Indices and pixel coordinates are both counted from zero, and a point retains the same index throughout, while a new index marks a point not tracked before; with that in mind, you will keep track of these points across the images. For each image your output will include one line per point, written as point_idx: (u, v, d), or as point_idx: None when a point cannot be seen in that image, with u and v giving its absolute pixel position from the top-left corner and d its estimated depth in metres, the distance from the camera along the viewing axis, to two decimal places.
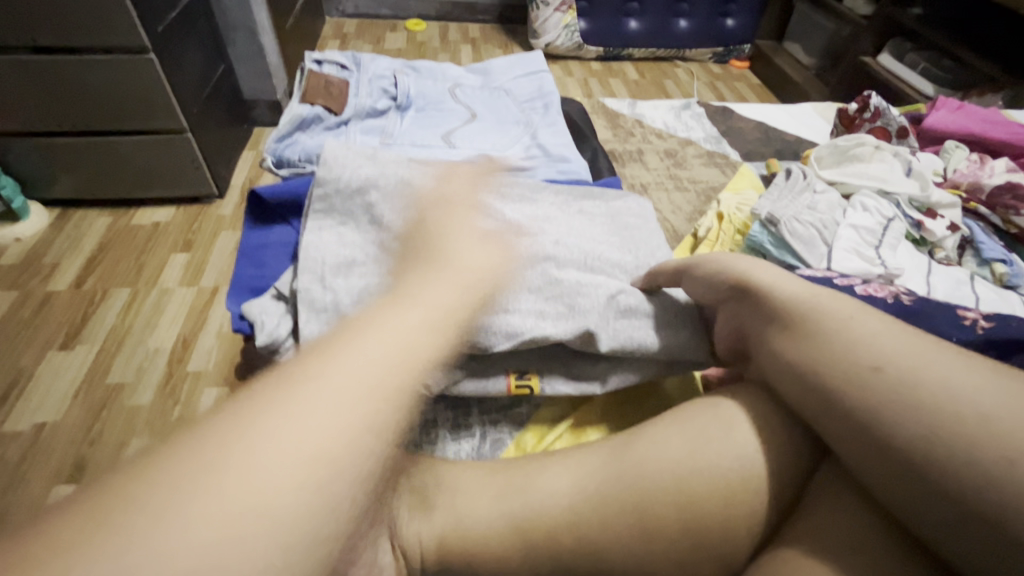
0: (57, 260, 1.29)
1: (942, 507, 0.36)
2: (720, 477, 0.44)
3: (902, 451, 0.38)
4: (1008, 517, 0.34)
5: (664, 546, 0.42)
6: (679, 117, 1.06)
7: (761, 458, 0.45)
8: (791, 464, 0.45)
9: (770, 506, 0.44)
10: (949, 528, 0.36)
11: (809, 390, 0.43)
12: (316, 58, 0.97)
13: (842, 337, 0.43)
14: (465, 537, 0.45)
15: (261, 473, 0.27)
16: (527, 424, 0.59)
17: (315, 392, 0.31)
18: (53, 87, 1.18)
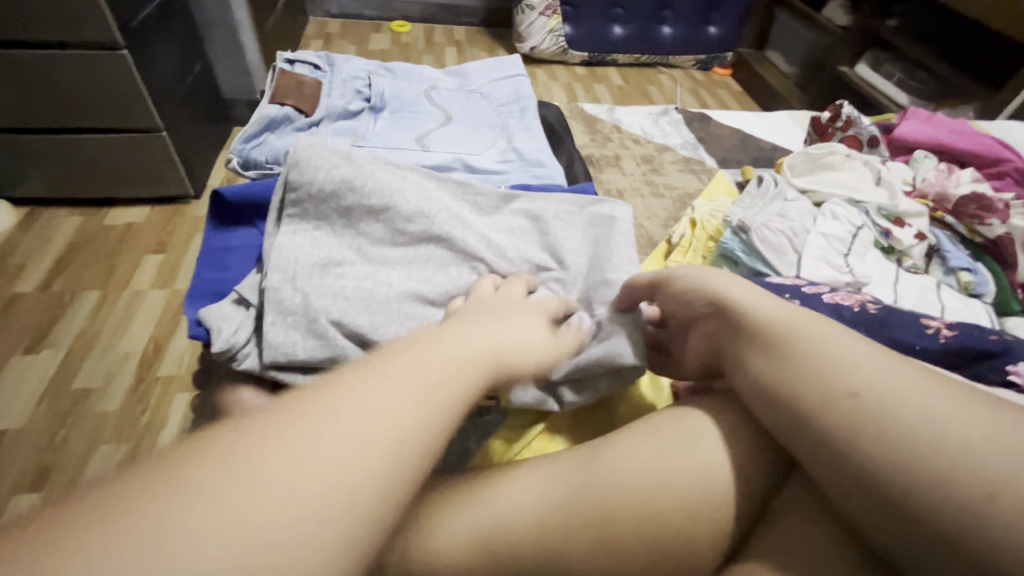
0: (23, 261, 1.25)
1: (919, 538, 0.35)
2: (686, 490, 0.43)
3: (879, 480, 0.37)
4: (980, 546, 0.33)
5: (631, 558, 0.42)
6: (657, 123, 1.06)
7: (727, 470, 0.45)
8: (758, 477, 0.45)
9: (736, 520, 0.44)
10: (925, 558, 0.35)
11: (782, 415, 0.42)
12: (288, 58, 0.95)
13: (820, 361, 0.42)
14: (424, 552, 0.43)
15: (274, 487, 0.28)
16: (495, 433, 0.58)
17: (326, 416, 0.32)
18: (22, 82, 1.14)
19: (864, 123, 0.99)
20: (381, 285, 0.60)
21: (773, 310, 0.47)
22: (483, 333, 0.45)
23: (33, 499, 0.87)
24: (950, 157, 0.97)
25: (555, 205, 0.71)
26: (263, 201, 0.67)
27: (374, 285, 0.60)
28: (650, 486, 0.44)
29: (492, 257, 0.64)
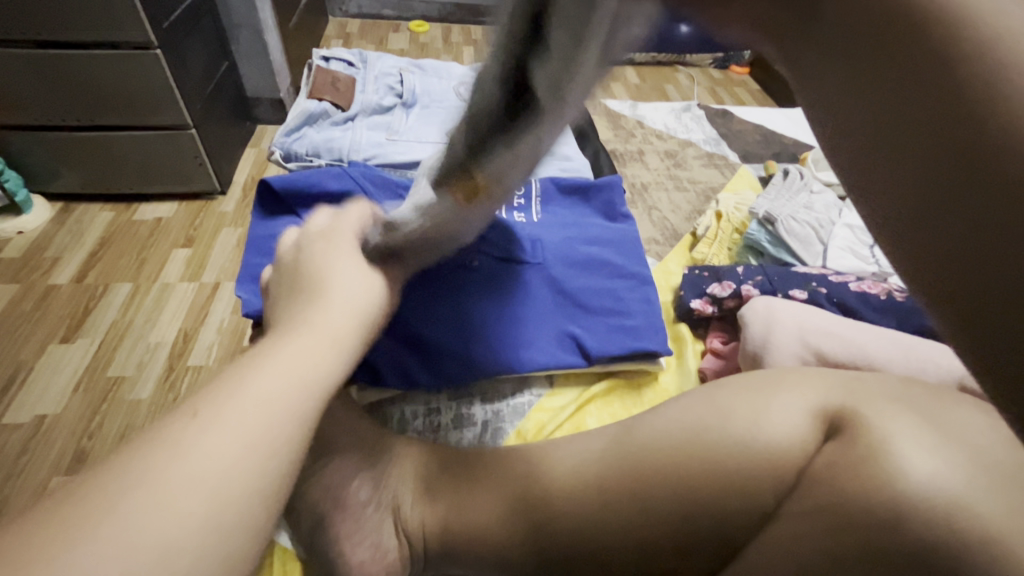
0: (59, 254, 1.29)
1: None
2: (717, 462, 0.45)
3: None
4: None
5: (653, 523, 0.45)
6: (680, 119, 1.08)
7: (757, 443, 0.46)
8: (791, 446, 0.45)
9: (767, 488, 0.44)
10: None
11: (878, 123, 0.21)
12: (323, 55, 0.98)
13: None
14: (464, 523, 0.47)
15: (183, 480, 0.30)
16: (528, 413, 0.59)
17: (200, 453, 0.31)
18: (58, 81, 1.19)
19: None
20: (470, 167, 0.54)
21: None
22: (333, 312, 0.44)
23: None
24: None
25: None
26: (307, 191, 0.69)
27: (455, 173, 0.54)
28: (679, 459, 0.46)
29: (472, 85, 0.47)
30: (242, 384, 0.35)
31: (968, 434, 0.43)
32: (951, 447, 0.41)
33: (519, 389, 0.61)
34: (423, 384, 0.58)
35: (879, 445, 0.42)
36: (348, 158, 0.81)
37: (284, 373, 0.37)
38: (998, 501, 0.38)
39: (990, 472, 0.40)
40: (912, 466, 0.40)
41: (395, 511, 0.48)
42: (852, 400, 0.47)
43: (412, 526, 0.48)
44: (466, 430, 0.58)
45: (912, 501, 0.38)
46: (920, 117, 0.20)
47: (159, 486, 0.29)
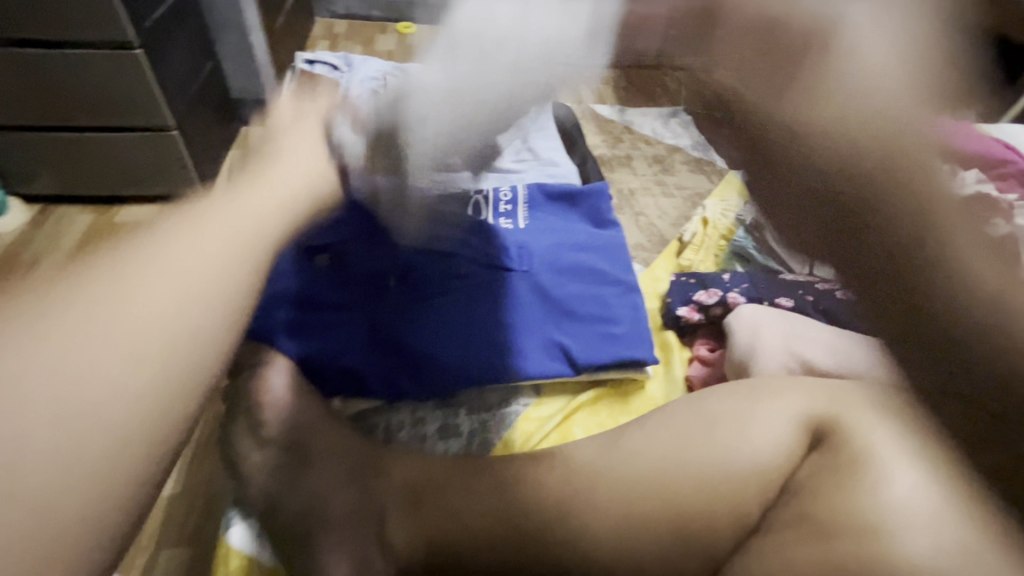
0: (36, 257, 1.26)
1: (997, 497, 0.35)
2: (704, 475, 0.45)
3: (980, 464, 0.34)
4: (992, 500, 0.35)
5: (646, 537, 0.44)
6: (667, 124, 1.08)
7: (744, 457, 0.46)
8: (778, 460, 0.46)
9: (754, 501, 0.45)
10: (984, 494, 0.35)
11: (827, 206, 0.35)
12: (307, 58, 0.97)
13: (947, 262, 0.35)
14: (449, 537, 0.46)
15: (109, 334, 0.32)
16: (515, 423, 0.59)
17: (132, 308, 0.33)
18: (35, 81, 1.16)
19: None
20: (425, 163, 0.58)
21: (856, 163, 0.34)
22: (278, 182, 0.44)
23: None
24: None
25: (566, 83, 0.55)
26: None
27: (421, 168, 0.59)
28: (665, 470, 0.46)
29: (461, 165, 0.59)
30: (145, 272, 0.35)
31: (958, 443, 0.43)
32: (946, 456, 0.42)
33: (506, 400, 0.60)
34: (408, 392, 0.58)
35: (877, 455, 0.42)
36: None
37: (222, 236, 0.38)
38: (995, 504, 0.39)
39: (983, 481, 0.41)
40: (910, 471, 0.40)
41: (380, 528, 0.47)
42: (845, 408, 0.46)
43: (397, 541, 0.47)
44: (451, 441, 0.57)
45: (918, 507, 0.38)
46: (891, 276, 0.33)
47: (43, 377, 0.30)
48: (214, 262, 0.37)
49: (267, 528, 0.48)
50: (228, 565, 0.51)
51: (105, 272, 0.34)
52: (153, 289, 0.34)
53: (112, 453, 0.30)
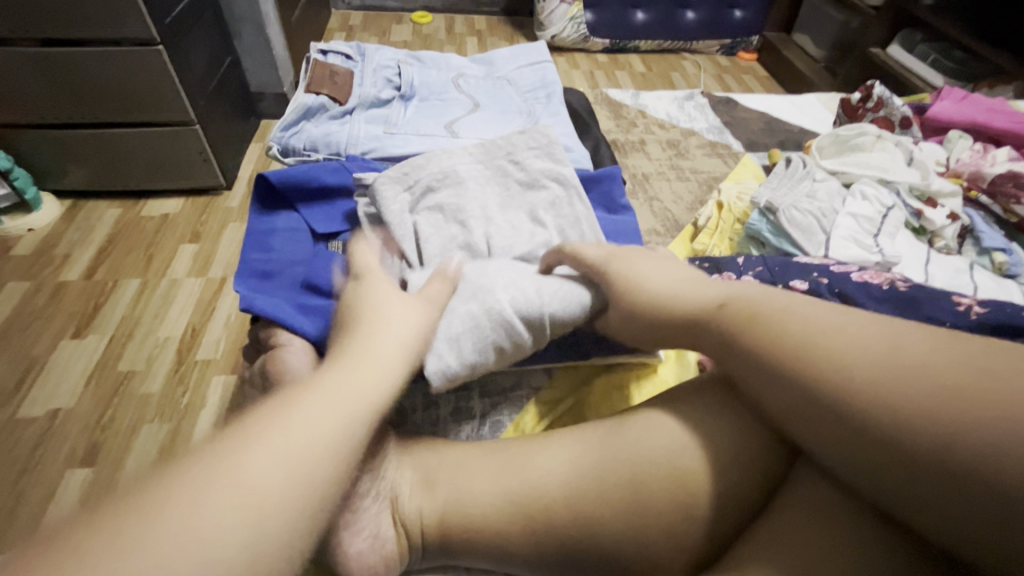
0: (68, 251, 1.31)
1: (915, 471, 0.35)
2: (727, 462, 0.44)
3: (871, 417, 0.37)
4: (957, 473, 0.34)
5: (654, 517, 0.42)
6: (682, 107, 1.06)
7: (743, 439, 0.45)
8: (765, 448, 0.45)
9: (754, 486, 0.44)
10: (916, 493, 0.35)
11: (658, 333, 0.51)
12: (321, 48, 0.97)
13: (792, 331, 0.42)
14: (466, 513, 0.45)
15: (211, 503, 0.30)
16: (527, 406, 0.60)
17: (239, 470, 0.32)
18: (62, 79, 1.19)
19: (896, 103, 0.95)
20: (458, 230, 0.63)
21: (659, 281, 0.52)
22: (368, 346, 0.42)
23: (84, 473, 0.93)
24: (986, 136, 0.93)
25: (580, 208, 0.67)
26: (307, 185, 0.69)
27: (448, 233, 0.63)
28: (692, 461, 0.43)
29: (493, 231, 0.63)
30: (283, 435, 0.35)
31: (909, 341, 0.39)
32: (876, 353, 0.38)
33: (516, 382, 0.61)
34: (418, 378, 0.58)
35: (786, 351, 0.41)
36: (346, 151, 0.81)
37: (316, 407, 0.37)
38: (953, 423, 0.34)
39: (946, 394, 0.35)
40: (817, 364, 0.40)
41: (394, 504, 0.46)
42: (694, 307, 0.49)
43: (410, 515, 0.46)
44: (465, 423, 0.58)
45: (842, 417, 0.38)
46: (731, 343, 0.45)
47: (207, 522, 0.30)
48: (345, 401, 0.38)
49: None
50: None
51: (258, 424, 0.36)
52: (293, 439, 0.34)
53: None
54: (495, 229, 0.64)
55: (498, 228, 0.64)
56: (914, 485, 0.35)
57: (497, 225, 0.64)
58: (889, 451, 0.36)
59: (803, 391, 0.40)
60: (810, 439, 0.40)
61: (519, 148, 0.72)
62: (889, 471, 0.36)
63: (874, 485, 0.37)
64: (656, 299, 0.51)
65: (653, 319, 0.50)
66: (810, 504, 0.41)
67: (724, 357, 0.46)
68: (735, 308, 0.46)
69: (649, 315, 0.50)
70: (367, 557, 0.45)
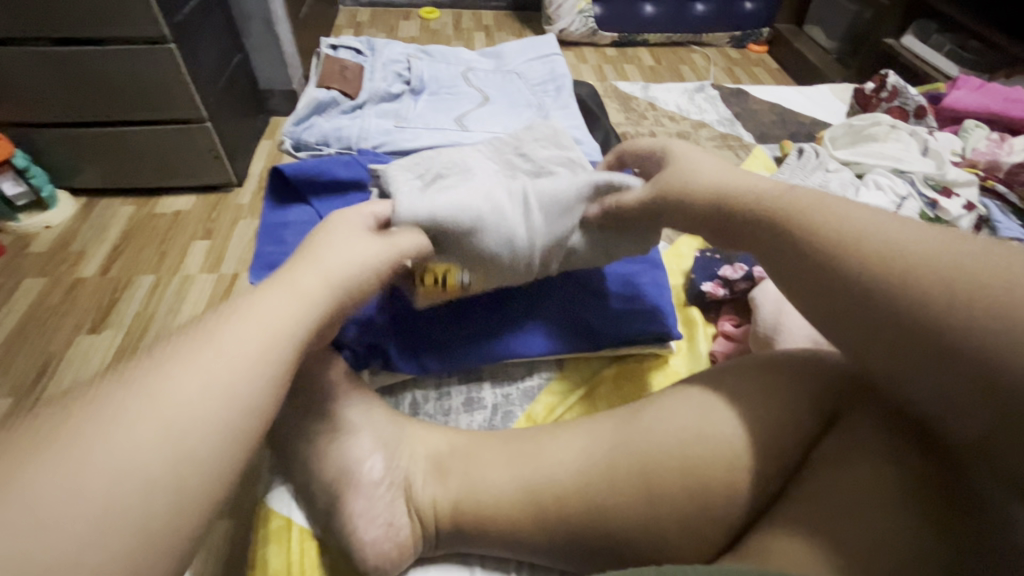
0: (84, 248, 1.33)
1: (943, 370, 0.36)
2: (747, 443, 0.43)
3: (900, 317, 0.38)
4: (998, 371, 0.33)
5: (666, 507, 0.42)
6: (692, 100, 1.05)
7: (762, 416, 0.44)
8: (795, 427, 0.44)
9: (782, 465, 0.43)
10: (944, 396, 0.36)
11: (708, 217, 0.52)
12: (331, 43, 0.98)
13: (834, 225, 0.43)
14: (479, 501, 0.46)
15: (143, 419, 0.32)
16: (538, 397, 0.60)
17: (174, 381, 0.34)
18: (76, 78, 1.21)
19: (911, 93, 0.94)
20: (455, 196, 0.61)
21: (703, 165, 0.55)
22: (318, 261, 0.45)
23: None
24: (1003, 126, 0.92)
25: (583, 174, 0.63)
26: (319, 178, 0.70)
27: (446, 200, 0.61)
28: (711, 440, 0.43)
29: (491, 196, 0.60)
30: (216, 345, 0.37)
31: (961, 244, 0.38)
32: (917, 252, 0.39)
33: (528, 373, 0.62)
34: (432, 368, 0.59)
35: (831, 252, 0.42)
36: (357, 145, 0.82)
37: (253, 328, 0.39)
38: (986, 327, 0.34)
39: (985, 288, 0.35)
40: (863, 263, 0.40)
41: (407, 492, 0.47)
42: (730, 194, 0.51)
43: (423, 503, 0.47)
44: (476, 413, 0.58)
45: (883, 319, 0.39)
46: (779, 243, 0.46)
47: (141, 426, 0.32)
48: (287, 304, 0.41)
49: (303, 495, 0.50)
50: (268, 528, 0.51)
51: (190, 337, 0.38)
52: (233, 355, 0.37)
53: (146, 525, 0.30)
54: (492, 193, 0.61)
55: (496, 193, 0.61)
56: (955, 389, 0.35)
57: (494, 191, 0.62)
58: (946, 367, 0.36)
59: (844, 296, 0.41)
60: (855, 352, 0.41)
61: (525, 142, 0.73)
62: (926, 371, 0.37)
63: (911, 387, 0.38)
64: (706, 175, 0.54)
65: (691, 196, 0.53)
66: (854, 474, 0.40)
67: (777, 259, 0.47)
68: (795, 213, 0.46)
69: (698, 185, 0.53)
70: (381, 544, 0.46)
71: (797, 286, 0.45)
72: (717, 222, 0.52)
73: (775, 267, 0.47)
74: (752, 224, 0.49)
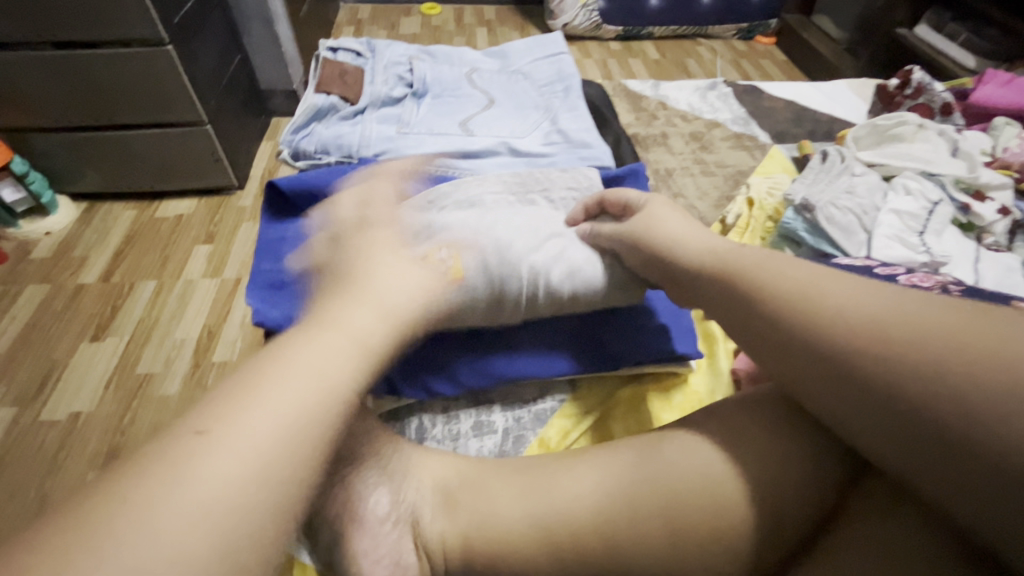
0: (85, 254, 1.31)
1: (921, 430, 0.34)
2: (768, 481, 0.40)
3: (866, 375, 0.36)
4: (993, 430, 0.31)
5: (693, 550, 0.39)
6: (705, 97, 1.02)
7: (770, 461, 0.41)
8: (803, 487, 0.41)
9: (794, 529, 0.40)
10: (932, 458, 0.33)
11: (662, 276, 0.53)
12: (330, 46, 0.95)
13: (779, 285, 0.42)
14: (489, 536, 0.42)
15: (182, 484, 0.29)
16: (551, 420, 0.57)
17: (216, 440, 0.31)
18: (75, 83, 1.19)
19: (937, 89, 0.90)
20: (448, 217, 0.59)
21: (666, 220, 0.54)
22: (349, 299, 0.43)
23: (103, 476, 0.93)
24: None
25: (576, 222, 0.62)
26: (317, 194, 0.67)
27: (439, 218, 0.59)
28: (732, 479, 0.40)
29: (487, 223, 0.58)
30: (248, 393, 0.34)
31: (930, 308, 0.36)
32: (898, 315, 0.36)
33: (540, 395, 0.59)
34: (440, 391, 0.57)
35: (797, 329, 0.40)
36: (358, 154, 0.79)
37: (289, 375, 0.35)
38: (970, 379, 0.32)
39: (968, 359, 0.33)
40: (829, 321, 0.38)
41: (416, 528, 0.45)
42: (681, 244, 0.51)
43: (431, 539, 0.44)
44: (486, 438, 0.56)
45: (875, 406, 0.35)
46: (735, 295, 0.45)
47: (159, 498, 0.28)
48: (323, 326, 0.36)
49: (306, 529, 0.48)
50: None
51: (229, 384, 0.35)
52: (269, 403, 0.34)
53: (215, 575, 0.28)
54: (490, 220, 0.59)
55: (494, 220, 0.59)
56: (936, 453, 0.33)
57: (490, 218, 0.59)
58: (919, 424, 0.34)
59: (833, 376, 0.37)
60: (828, 409, 0.38)
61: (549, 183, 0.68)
62: (933, 463, 0.33)
63: (892, 449, 0.35)
64: (657, 233, 0.53)
65: (658, 251, 0.53)
66: (859, 540, 0.37)
67: (733, 321, 0.45)
68: (748, 273, 0.45)
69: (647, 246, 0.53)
70: None
71: (757, 343, 0.43)
72: (667, 278, 0.53)
73: (730, 321, 0.45)
74: (704, 276, 0.48)
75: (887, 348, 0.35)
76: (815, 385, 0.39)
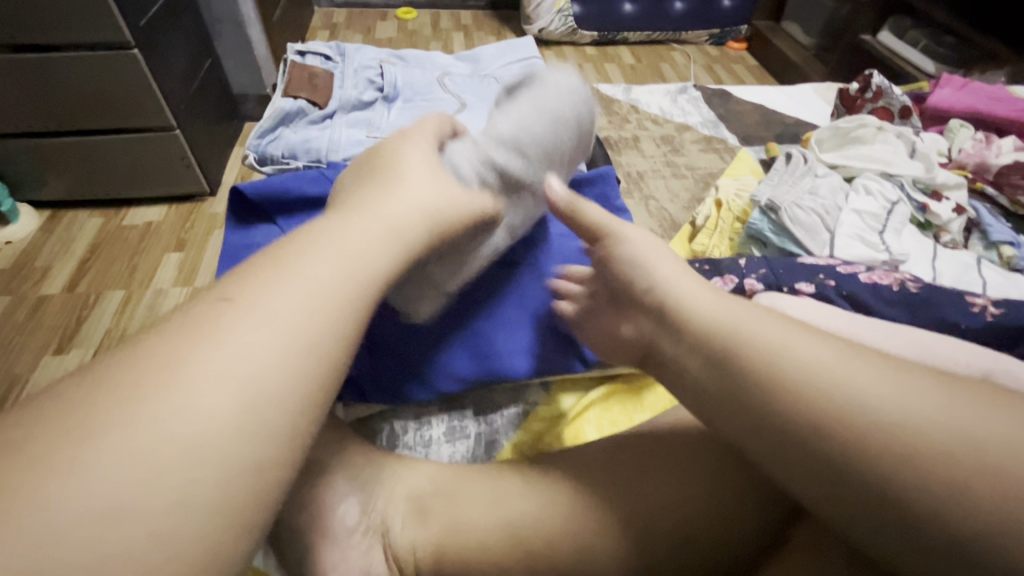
0: (48, 264, 1.26)
1: (880, 514, 0.31)
2: (710, 501, 0.42)
3: (832, 449, 0.32)
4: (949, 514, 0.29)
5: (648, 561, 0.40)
6: (675, 101, 1.03)
7: (706, 495, 0.42)
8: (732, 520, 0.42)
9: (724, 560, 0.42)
10: (896, 543, 0.31)
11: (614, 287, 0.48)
12: (298, 49, 0.93)
13: (738, 325, 0.37)
14: (462, 545, 0.42)
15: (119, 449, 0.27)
16: (522, 425, 0.57)
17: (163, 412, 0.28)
18: (34, 86, 1.14)
19: (895, 93, 0.93)
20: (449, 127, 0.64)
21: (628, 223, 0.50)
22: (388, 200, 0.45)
23: None
24: (987, 125, 0.92)
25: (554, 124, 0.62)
26: (282, 197, 0.66)
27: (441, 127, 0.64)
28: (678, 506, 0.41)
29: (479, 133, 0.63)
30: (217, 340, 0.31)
31: (898, 381, 0.33)
32: (871, 394, 0.32)
33: (512, 401, 0.59)
34: (412, 397, 0.56)
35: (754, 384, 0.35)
36: (327, 158, 0.78)
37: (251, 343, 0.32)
38: (939, 468, 0.30)
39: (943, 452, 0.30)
40: (789, 380, 0.34)
41: (386, 539, 0.44)
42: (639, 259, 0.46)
43: (403, 549, 0.43)
44: (458, 443, 0.56)
45: (833, 483, 0.32)
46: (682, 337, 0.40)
47: (95, 473, 0.26)
48: (353, 257, 0.38)
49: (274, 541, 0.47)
50: None
51: (146, 358, 0.30)
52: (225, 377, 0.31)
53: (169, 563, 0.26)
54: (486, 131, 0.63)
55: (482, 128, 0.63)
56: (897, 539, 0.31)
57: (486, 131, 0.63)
58: (881, 507, 0.31)
59: (788, 448, 0.33)
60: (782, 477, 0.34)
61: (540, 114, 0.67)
62: (882, 545, 0.31)
63: (853, 528, 0.32)
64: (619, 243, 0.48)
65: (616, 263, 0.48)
66: None
67: (679, 364, 0.40)
68: (699, 305, 0.40)
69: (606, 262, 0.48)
70: None
71: (702, 398, 0.38)
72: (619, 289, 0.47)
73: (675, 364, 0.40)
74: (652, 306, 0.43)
75: (851, 424, 0.32)
76: (768, 454, 0.34)
